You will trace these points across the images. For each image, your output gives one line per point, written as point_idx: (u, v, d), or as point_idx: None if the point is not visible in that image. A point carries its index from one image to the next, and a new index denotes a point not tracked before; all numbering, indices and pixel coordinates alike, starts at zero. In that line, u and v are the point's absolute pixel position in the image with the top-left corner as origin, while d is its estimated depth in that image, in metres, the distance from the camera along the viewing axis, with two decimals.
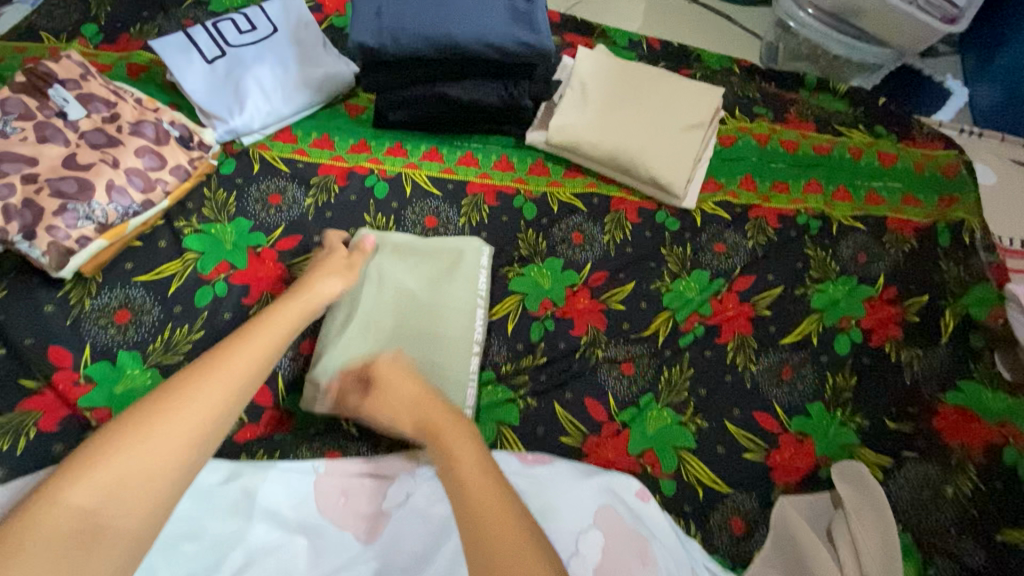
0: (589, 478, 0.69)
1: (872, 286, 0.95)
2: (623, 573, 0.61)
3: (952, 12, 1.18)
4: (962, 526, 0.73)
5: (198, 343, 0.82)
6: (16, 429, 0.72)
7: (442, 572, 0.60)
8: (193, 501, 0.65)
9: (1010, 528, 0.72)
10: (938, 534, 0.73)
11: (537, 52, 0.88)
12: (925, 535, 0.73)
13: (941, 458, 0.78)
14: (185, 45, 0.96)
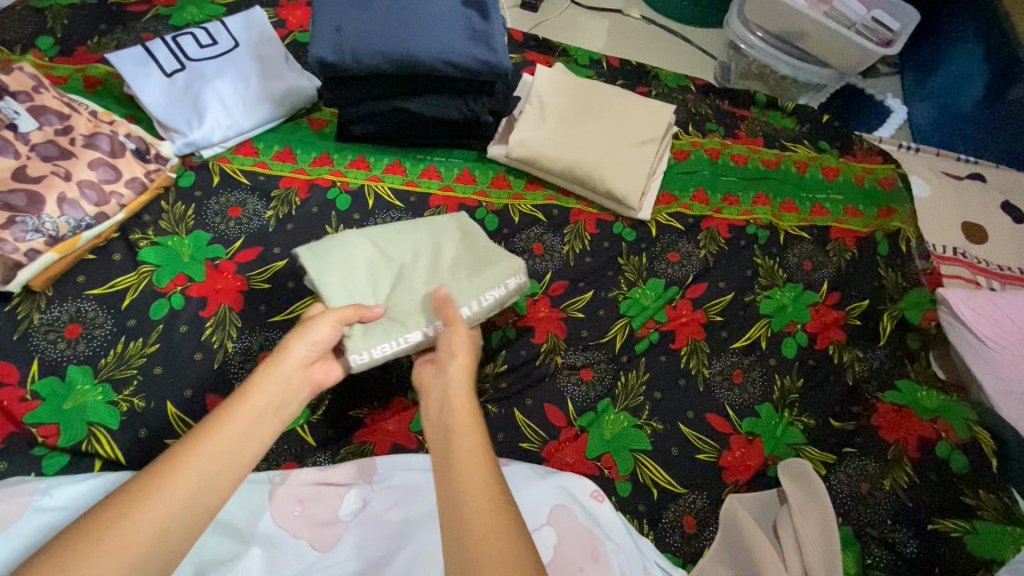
0: (543, 479, 0.72)
1: (817, 292, 1.00)
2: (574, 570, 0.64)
3: (887, 36, 1.28)
4: (899, 517, 0.77)
5: (152, 356, 0.81)
6: None
7: None
8: None
9: (941, 517, 0.76)
10: (876, 526, 0.77)
11: (495, 69, 0.92)
12: (864, 527, 0.76)
13: (879, 454, 0.82)
14: (144, 58, 0.97)
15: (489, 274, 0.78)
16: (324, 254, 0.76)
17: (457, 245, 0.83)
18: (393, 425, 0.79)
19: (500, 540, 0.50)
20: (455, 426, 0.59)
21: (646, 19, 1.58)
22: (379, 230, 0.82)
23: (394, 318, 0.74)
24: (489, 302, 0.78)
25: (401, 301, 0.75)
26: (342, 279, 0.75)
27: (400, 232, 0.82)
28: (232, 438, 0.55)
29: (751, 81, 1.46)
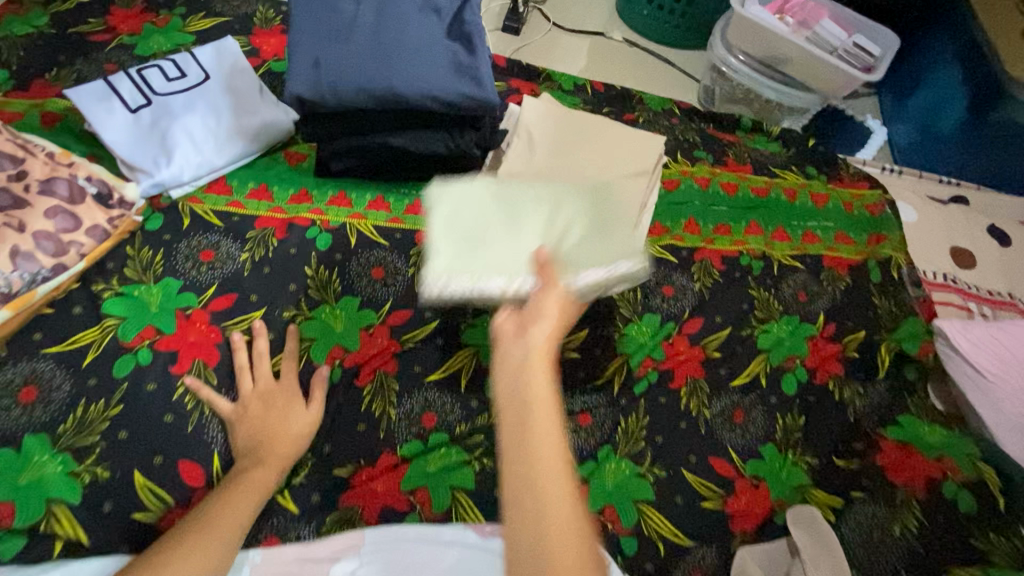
0: None
1: (813, 324, 0.98)
2: None
3: (869, 62, 1.28)
4: (911, 566, 0.74)
5: (117, 420, 0.74)
6: None
7: None
8: None
9: (956, 566, 0.74)
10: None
11: (482, 104, 0.88)
12: None
13: (886, 497, 0.80)
14: (106, 94, 0.91)
15: (613, 251, 0.86)
16: (443, 198, 0.85)
17: (597, 204, 0.87)
18: (381, 486, 0.75)
19: (571, 548, 0.46)
20: (529, 410, 0.53)
21: (629, 42, 1.57)
22: (501, 185, 0.89)
23: (495, 271, 0.81)
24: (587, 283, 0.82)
25: (515, 255, 0.83)
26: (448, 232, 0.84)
27: (557, 202, 0.88)
28: (198, 531, 0.63)
29: (737, 104, 1.45)
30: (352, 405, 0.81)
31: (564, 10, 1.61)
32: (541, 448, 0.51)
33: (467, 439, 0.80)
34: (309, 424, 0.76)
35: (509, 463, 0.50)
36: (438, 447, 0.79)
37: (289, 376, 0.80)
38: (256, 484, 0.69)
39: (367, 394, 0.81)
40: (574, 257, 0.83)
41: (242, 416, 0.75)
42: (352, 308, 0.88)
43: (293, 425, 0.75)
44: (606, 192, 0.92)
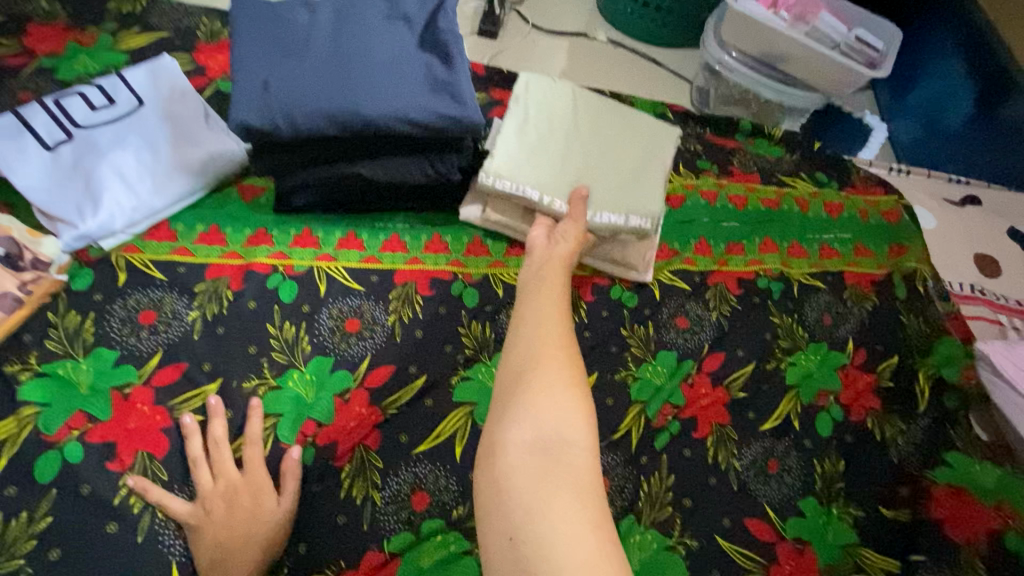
0: None
1: (843, 352, 0.89)
2: None
3: (873, 57, 1.19)
4: None
5: (44, 534, 0.61)
6: None
7: None
8: None
9: None
10: None
11: (466, 125, 0.76)
12: None
13: (948, 560, 0.71)
14: (17, 130, 0.76)
15: (627, 198, 0.85)
16: (529, 93, 0.89)
17: (631, 171, 0.87)
18: None
19: (558, 496, 0.49)
20: (530, 362, 0.60)
21: (614, 42, 1.46)
22: (598, 127, 0.89)
23: (533, 162, 0.85)
24: (606, 219, 0.83)
25: (548, 158, 0.85)
26: (509, 145, 0.85)
27: (577, 122, 0.88)
28: None
29: (732, 106, 1.35)
30: (331, 490, 0.69)
31: (542, 11, 1.49)
32: (542, 403, 0.56)
33: (467, 521, 0.69)
34: (280, 521, 0.64)
35: (502, 379, 0.61)
36: (433, 535, 0.68)
37: (253, 463, 0.68)
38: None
39: (347, 476, 0.70)
40: (608, 187, 0.85)
41: (199, 518, 0.63)
42: (325, 370, 0.76)
43: (260, 524, 0.64)
44: (626, 168, 0.87)
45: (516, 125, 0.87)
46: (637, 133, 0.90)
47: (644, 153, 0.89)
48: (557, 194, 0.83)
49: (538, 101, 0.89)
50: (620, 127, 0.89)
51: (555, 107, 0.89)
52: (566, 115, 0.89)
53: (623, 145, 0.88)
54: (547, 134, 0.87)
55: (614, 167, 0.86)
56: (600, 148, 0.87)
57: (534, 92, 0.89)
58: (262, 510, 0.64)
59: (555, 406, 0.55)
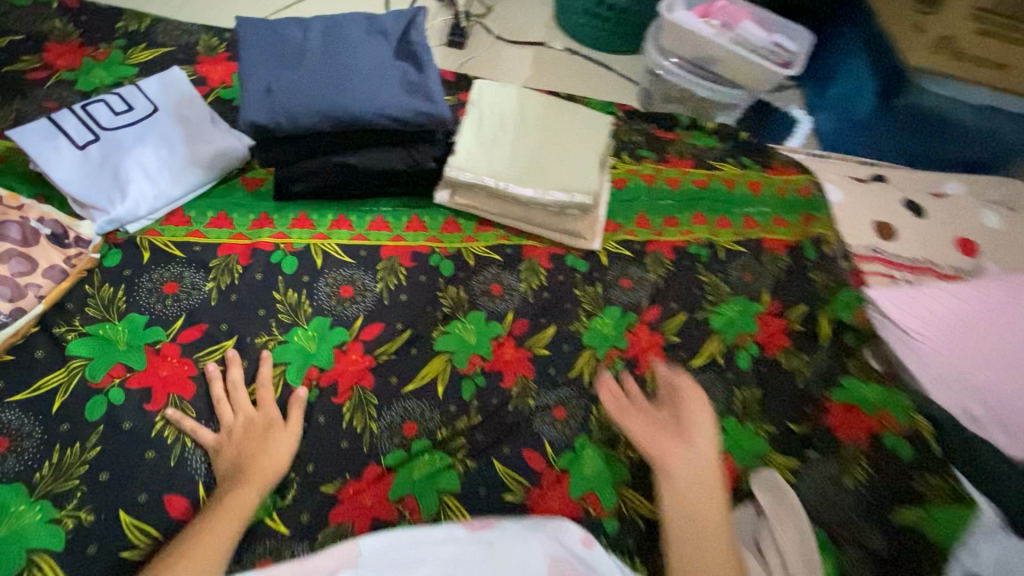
0: (535, 532, 0.69)
1: (759, 302, 1.07)
2: None
3: (786, 58, 1.40)
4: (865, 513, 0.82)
5: (95, 461, 0.73)
6: None
7: None
8: None
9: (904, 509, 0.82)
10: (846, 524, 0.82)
11: (436, 119, 0.91)
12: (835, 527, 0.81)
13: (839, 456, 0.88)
14: (51, 132, 0.90)
15: (572, 174, 1.00)
16: (480, 97, 1.06)
17: (575, 152, 1.02)
18: (370, 498, 0.77)
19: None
20: (684, 504, 0.79)
21: (569, 50, 1.64)
22: (542, 119, 1.05)
23: (487, 153, 1.00)
24: (554, 194, 0.99)
25: (500, 147, 1.01)
26: (466, 141, 1.01)
27: (522, 117, 1.05)
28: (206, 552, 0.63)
29: (673, 103, 1.54)
30: (334, 422, 0.82)
31: (504, 23, 1.67)
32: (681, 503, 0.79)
33: (448, 442, 0.84)
34: (289, 445, 0.76)
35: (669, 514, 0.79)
36: (422, 453, 0.82)
37: (266, 401, 0.80)
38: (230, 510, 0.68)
39: (347, 410, 0.83)
40: (554, 168, 1.00)
41: (224, 442, 0.76)
42: (325, 327, 0.90)
43: (273, 446, 0.75)
44: (569, 151, 1.02)
45: (471, 123, 1.03)
46: (577, 121, 1.05)
47: (584, 136, 1.04)
48: (510, 177, 0.99)
49: (488, 102, 1.06)
50: (561, 118, 1.05)
51: (503, 105, 1.06)
52: (512, 111, 1.05)
53: (566, 128, 1.04)
54: (499, 128, 1.03)
55: (559, 150, 1.02)
56: (545, 136, 1.03)
57: (485, 95, 1.06)
58: (276, 440, 0.77)
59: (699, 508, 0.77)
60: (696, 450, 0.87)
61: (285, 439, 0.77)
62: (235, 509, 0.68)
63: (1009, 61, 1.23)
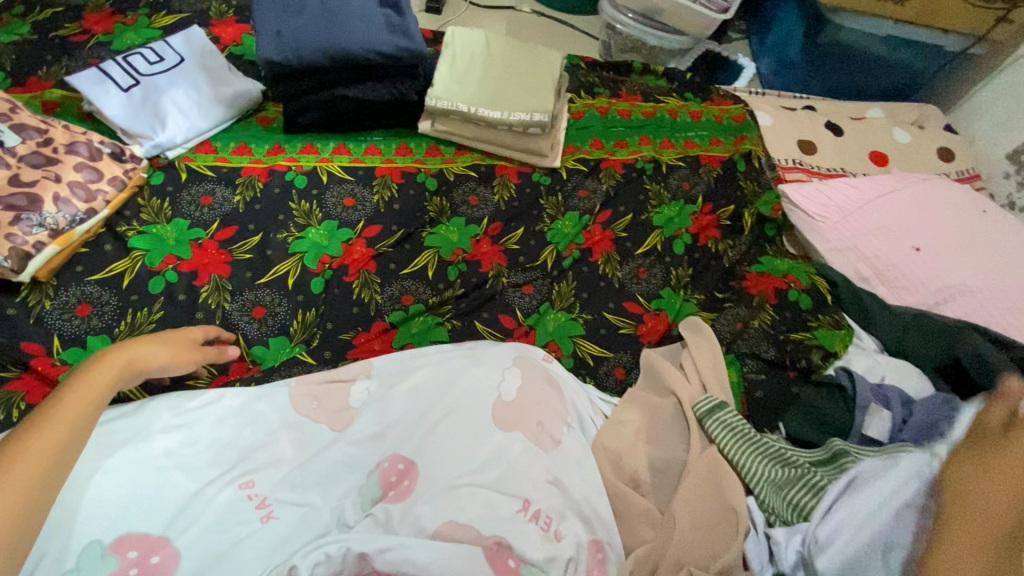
0: (503, 343, 0.86)
1: (694, 205, 1.27)
2: (541, 396, 0.80)
3: (723, 5, 1.55)
4: (767, 338, 1.03)
5: (159, 321, 0.93)
6: (6, 404, 0.81)
7: (407, 435, 0.76)
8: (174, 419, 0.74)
9: (796, 332, 1.05)
10: (749, 344, 1.03)
11: (414, 54, 1.13)
12: (741, 348, 1.02)
13: (748, 302, 1.10)
14: (99, 77, 1.09)
15: (531, 102, 1.22)
16: (452, 42, 1.28)
17: (533, 85, 1.24)
18: (378, 345, 0.98)
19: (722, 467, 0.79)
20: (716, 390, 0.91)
21: (537, 13, 1.82)
22: (505, 60, 1.27)
23: (460, 86, 1.22)
24: (517, 118, 1.21)
25: (471, 82, 1.23)
26: (442, 76, 1.22)
27: (488, 58, 1.27)
28: (60, 432, 0.60)
29: (629, 53, 1.73)
30: (345, 295, 1.03)
31: None
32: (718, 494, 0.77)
33: (437, 308, 1.05)
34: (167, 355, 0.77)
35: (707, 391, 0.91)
36: (418, 315, 1.03)
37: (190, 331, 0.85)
38: (71, 414, 0.62)
39: (356, 287, 1.04)
40: (516, 97, 1.23)
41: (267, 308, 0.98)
42: (334, 227, 1.10)
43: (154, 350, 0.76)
44: (528, 83, 1.24)
45: (446, 63, 1.25)
46: (534, 61, 1.28)
47: (541, 72, 1.27)
48: (480, 105, 1.21)
49: (460, 46, 1.27)
50: (521, 59, 1.28)
51: (473, 49, 1.28)
52: (481, 53, 1.28)
53: (525, 66, 1.27)
54: (470, 67, 1.25)
55: (520, 83, 1.24)
56: (508, 73, 1.26)
57: (456, 40, 1.28)
58: (153, 349, 0.75)
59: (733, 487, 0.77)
60: (704, 332, 0.99)
61: (167, 350, 0.77)
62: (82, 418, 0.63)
63: None
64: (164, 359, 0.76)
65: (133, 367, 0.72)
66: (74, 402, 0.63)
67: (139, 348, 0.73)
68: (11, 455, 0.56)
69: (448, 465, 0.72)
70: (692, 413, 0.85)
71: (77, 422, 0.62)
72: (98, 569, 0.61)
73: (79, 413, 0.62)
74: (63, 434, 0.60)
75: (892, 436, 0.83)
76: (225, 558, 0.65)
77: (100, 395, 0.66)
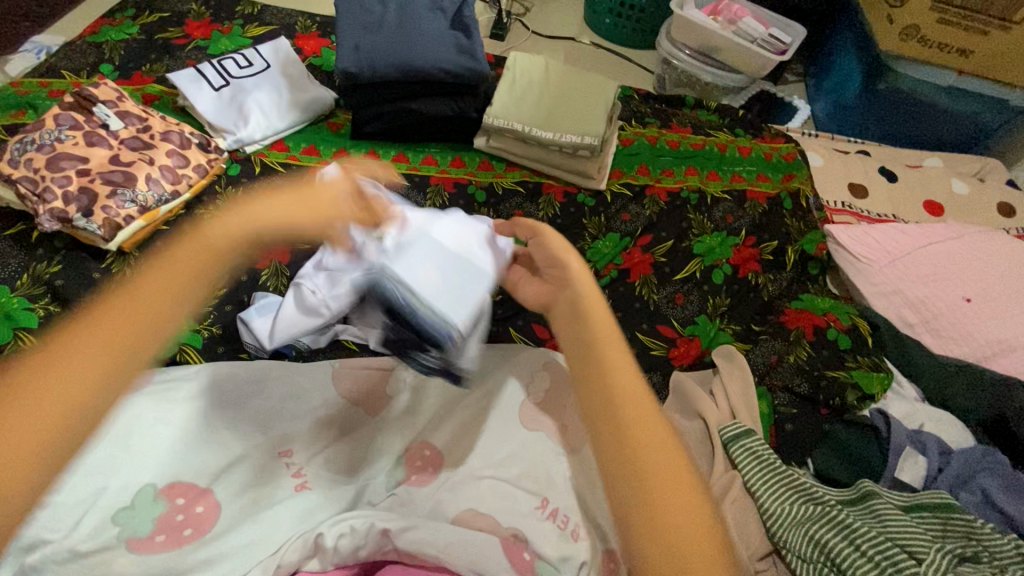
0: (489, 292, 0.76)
1: (737, 237, 1.27)
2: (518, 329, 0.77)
3: (781, 47, 1.57)
4: (803, 374, 1.03)
5: (221, 298, 1.01)
6: None
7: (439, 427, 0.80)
8: (228, 389, 0.81)
9: (833, 370, 1.03)
10: (782, 378, 1.02)
11: (477, 74, 1.21)
12: (773, 380, 1.02)
13: (785, 336, 1.09)
14: (196, 77, 1.22)
15: (584, 126, 1.26)
16: (513, 66, 1.35)
17: (588, 108, 1.29)
18: None
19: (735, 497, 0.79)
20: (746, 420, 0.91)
21: (595, 44, 1.87)
22: (562, 84, 1.33)
23: (516, 108, 1.28)
24: (570, 141, 1.25)
25: (528, 104, 1.29)
26: (501, 97, 1.29)
27: (546, 82, 1.33)
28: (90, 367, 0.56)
29: (683, 88, 1.74)
30: None
31: (539, 20, 1.92)
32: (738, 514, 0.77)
33: None
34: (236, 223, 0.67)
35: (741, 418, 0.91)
36: None
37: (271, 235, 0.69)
38: (139, 306, 0.60)
39: None
40: (570, 120, 1.27)
41: None
42: None
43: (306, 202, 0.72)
44: (582, 108, 1.29)
45: (507, 85, 1.32)
46: (591, 87, 1.33)
47: (597, 97, 1.31)
48: (534, 126, 1.26)
49: (518, 70, 1.34)
50: (578, 84, 1.33)
51: (529, 73, 1.34)
52: (538, 78, 1.33)
53: (580, 92, 1.32)
54: (531, 89, 1.31)
55: (574, 107, 1.29)
56: (564, 96, 1.31)
57: (517, 64, 1.35)
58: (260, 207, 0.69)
59: (743, 508, 0.78)
60: (735, 358, 1.00)
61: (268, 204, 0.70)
62: (150, 300, 0.61)
63: (974, 45, 1.41)
64: (284, 213, 0.69)
65: (200, 251, 0.65)
66: (133, 296, 0.61)
67: (235, 218, 0.67)
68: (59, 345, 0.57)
69: (472, 457, 0.76)
70: (718, 438, 0.85)
71: (137, 338, 0.58)
72: (149, 511, 0.67)
73: (135, 318, 0.59)
74: (111, 339, 0.57)
75: (925, 483, 0.83)
76: (258, 518, 0.69)
77: (169, 289, 0.62)
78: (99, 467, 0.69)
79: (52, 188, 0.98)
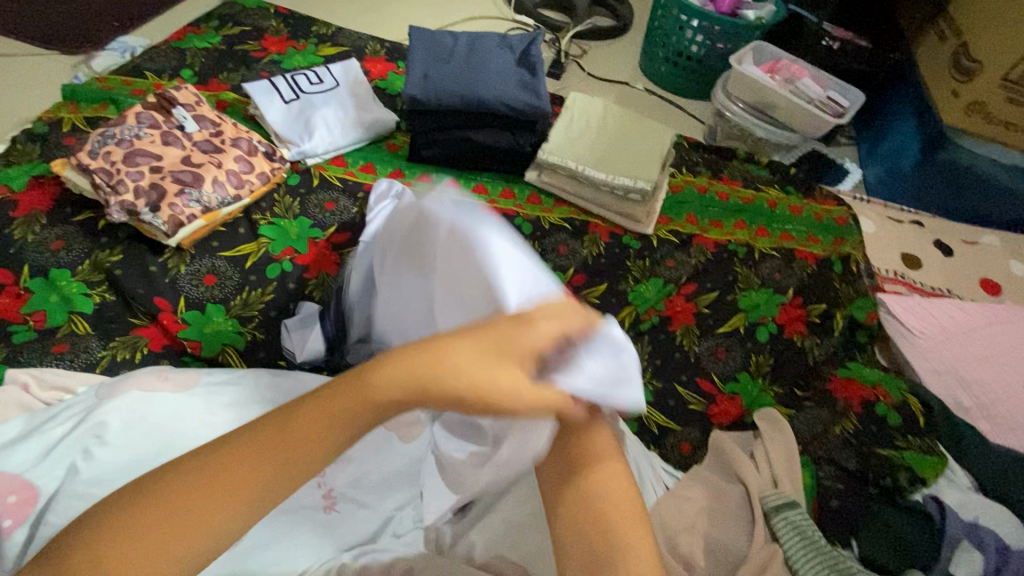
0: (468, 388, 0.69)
1: (784, 295, 1.24)
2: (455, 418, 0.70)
3: (839, 109, 1.55)
4: (846, 446, 0.99)
5: (268, 303, 1.03)
6: (134, 346, 0.94)
7: None
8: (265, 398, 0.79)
9: (882, 448, 0.99)
10: (825, 449, 0.99)
11: (538, 110, 1.23)
12: (815, 451, 0.98)
13: (832, 405, 1.05)
14: (269, 90, 1.27)
15: (638, 171, 1.26)
16: (572, 104, 1.37)
17: (643, 154, 1.29)
18: None
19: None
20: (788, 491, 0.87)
21: (648, 90, 1.90)
22: (619, 126, 1.34)
23: (570, 146, 1.30)
24: (621, 184, 1.25)
25: (583, 144, 1.30)
26: (557, 134, 1.31)
27: (603, 123, 1.34)
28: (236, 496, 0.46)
29: (734, 140, 1.73)
30: None
31: (595, 63, 1.96)
32: None
33: None
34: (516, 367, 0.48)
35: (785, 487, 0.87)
36: None
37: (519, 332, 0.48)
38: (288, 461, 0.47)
39: None
40: (624, 165, 1.27)
41: None
42: None
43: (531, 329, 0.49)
44: (637, 153, 1.29)
45: (564, 123, 1.33)
46: (648, 132, 1.33)
47: (654, 143, 1.32)
48: (586, 166, 1.27)
49: (575, 110, 1.36)
50: (635, 128, 1.33)
51: (587, 113, 1.35)
52: (596, 118, 1.35)
53: (637, 136, 1.32)
54: (587, 129, 1.33)
55: (631, 150, 1.29)
56: (621, 139, 1.32)
57: (576, 102, 1.37)
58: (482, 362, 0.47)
59: None
60: (779, 424, 0.97)
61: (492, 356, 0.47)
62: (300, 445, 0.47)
63: None
64: (514, 385, 0.47)
65: (425, 385, 0.46)
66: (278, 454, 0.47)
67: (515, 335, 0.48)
68: (240, 461, 0.46)
69: (503, 500, 0.74)
70: (760, 506, 0.82)
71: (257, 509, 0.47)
72: None
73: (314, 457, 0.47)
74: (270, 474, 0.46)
75: None
76: (286, 537, 0.68)
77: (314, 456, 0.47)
78: (133, 469, 0.68)
79: (125, 181, 1.02)
